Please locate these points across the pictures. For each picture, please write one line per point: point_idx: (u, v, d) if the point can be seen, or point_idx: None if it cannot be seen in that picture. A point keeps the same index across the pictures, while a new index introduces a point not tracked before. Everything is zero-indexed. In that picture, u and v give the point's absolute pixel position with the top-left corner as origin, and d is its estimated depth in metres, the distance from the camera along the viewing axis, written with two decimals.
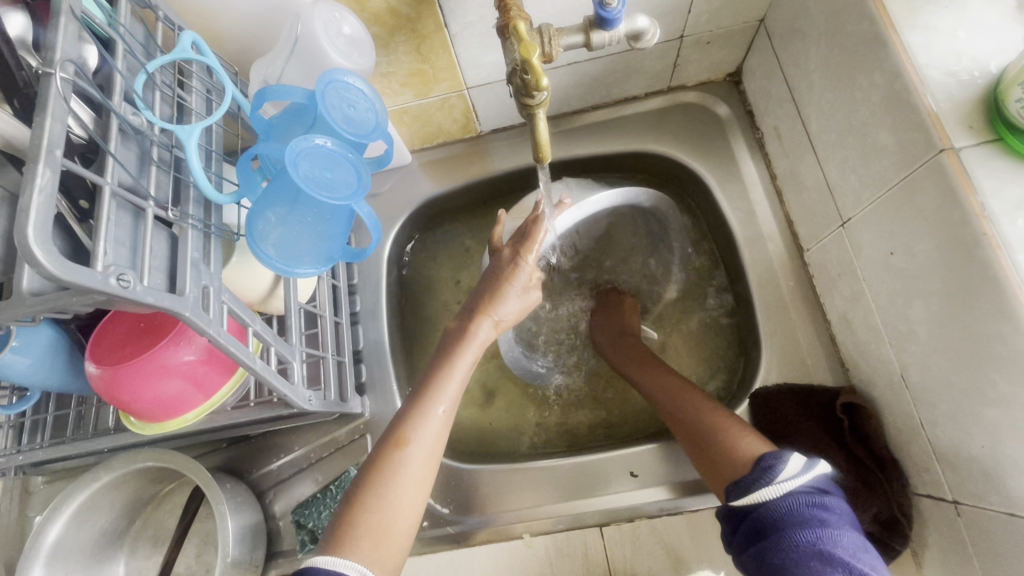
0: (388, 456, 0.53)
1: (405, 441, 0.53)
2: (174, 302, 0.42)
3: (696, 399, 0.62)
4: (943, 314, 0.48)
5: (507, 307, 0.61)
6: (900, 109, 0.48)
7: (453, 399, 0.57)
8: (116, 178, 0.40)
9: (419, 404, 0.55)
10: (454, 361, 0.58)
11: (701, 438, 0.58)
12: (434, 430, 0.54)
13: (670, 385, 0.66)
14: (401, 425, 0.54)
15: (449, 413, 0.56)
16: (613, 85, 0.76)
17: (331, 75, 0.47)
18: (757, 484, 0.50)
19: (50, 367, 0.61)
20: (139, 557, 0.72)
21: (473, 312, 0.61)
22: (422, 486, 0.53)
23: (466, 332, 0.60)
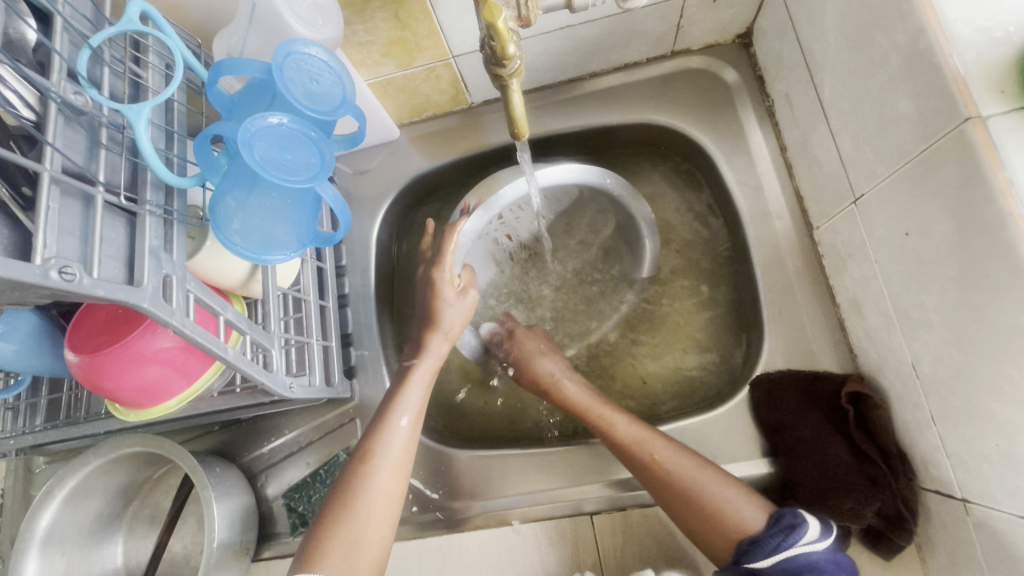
0: (356, 470, 0.56)
1: (371, 454, 0.56)
2: (130, 294, 0.40)
3: (674, 455, 0.59)
4: (959, 302, 0.44)
5: (455, 326, 0.63)
6: (922, 73, 0.43)
7: (416, 409, 0.59)
8: (58, 163, 0.38)
9: (383, 419, 0.58)
10: (413, 374, 0.61)
11: (698, 505, 0.56)
12: (400, 441, 0.57)
13: (640, 436, 0.61)
14: (367, 441, 0.57)
15: (413, 423, 0.58)
16: (611, 50, 0.70)
17: (290, 46, 0.44)
18: (782, 545, 0.52)
19: (35, 353, 0.60)
20: (136, 537, 0.72)
21: (424, 329, 0.63)
22: (393, 497, 0.56)
23: (421, 346, 0.62)
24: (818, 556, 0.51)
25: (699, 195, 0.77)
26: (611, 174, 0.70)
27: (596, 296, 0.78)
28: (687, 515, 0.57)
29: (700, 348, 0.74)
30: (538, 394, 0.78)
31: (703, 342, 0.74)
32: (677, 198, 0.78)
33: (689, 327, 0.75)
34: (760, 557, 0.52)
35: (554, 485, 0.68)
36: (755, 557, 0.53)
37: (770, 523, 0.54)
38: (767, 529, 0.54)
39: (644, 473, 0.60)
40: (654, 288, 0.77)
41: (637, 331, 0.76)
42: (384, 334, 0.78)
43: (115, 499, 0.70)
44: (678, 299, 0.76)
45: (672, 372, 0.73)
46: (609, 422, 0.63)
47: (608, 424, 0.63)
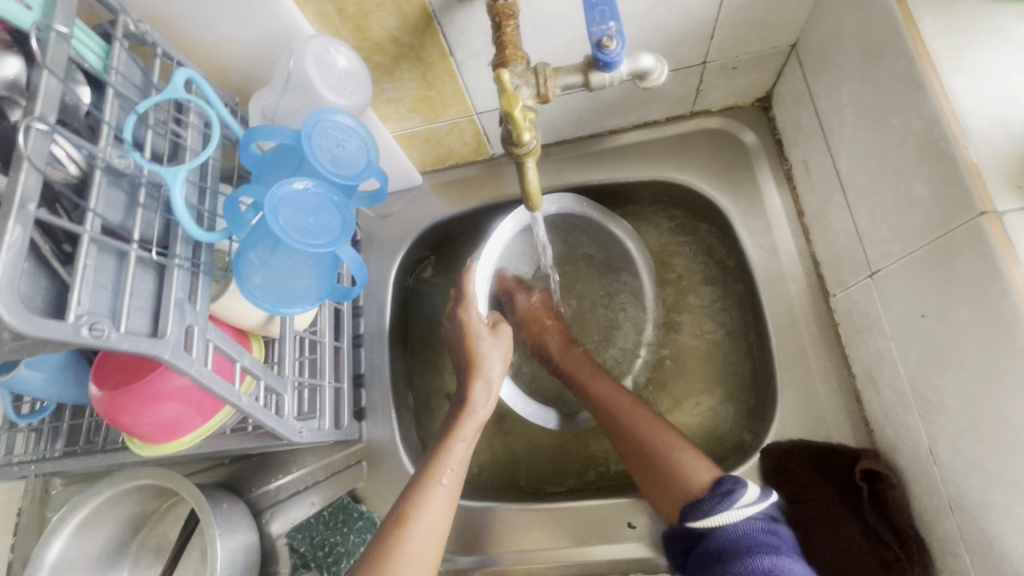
0: (389, 535, 0.55)
1: (406, 518, 0.56)
2: (152, 346, 0.42)
3: (643, 418, 0.63)
4: (976, 391, 0.43)
5: (494, 376, 0.65)
6: (936, 160, 0.43)
7: (457, 469, 0.60)
8: (98, 223, 0.40)
9: (423, 481, 0.58)
10: (458, 431, 0.62)
11: (653, 464, 0.59)
12: (437, 504, 0.57)
13: (613, 399, 0.66)
14: (403, 503, 0.57)
15: (453, 484, 0.59)
16: (632, 110, 0.72)
17: (320, 114, 0.46)
18: (717, 508, 0.53)
19: (62, 381, 0.63)
20: (142, 567, 0.73)
21: (467, 372, 0.65)
22: (423, 563, 0.55)
23: (467, 398, 0.63)
24: (752, 519, 0.51)
25: (714, 253, 0.77)
26: (591, 201, 0.74)
27: (608, 347, 0.78)
28: (642, 473, 0.61)
29: (709, 407, 0.73)
30: (549, 443, 0.78)
31: (713, 402, 0.73)
32: (692, 254, 0.79)
33: (704, 385, 0.74)
34: (701, 517, 0.53)
35: (558, 542, 0.67)
36: (694, 516, 0.54)
37: (711, 487, 0.55)
38: (707, 493, 0.55)
39: (609, 429, 0.65)
40: (666, 343, 0.77)
41: (651, 386, 0.76)
42: (396, 377, 0.79)
43: (124, 529, 0.71)
44: (690, 355, 0.75)
45: (683, 430, 0.73)
46: (586, 381, 0.69)
47: (591, 390, 0.68)
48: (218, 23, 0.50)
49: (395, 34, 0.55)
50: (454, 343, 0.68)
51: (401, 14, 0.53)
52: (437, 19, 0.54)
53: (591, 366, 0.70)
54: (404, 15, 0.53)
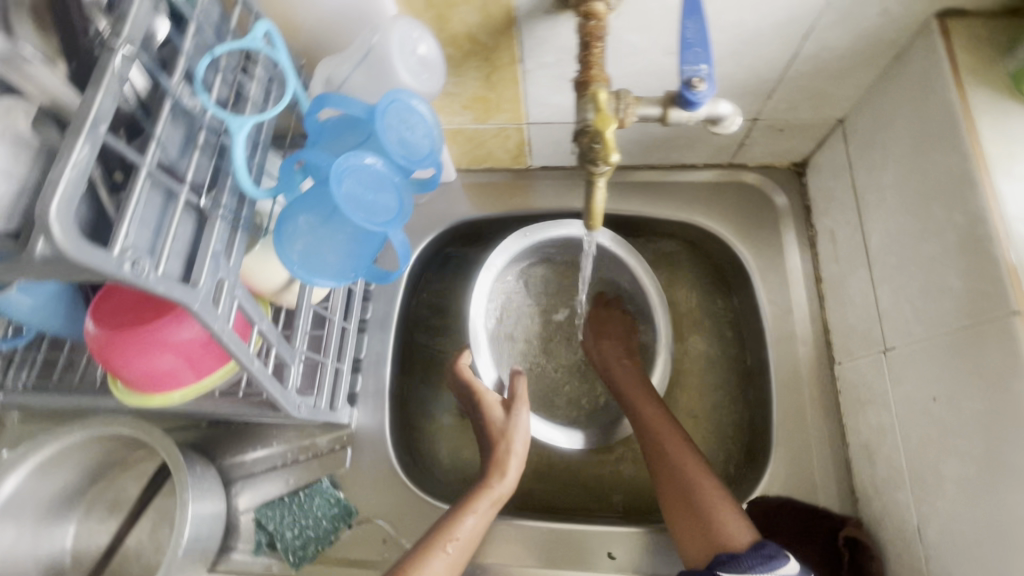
0: (417, 553, 0.57)
1: (437, 542, 0.57)
2: (185, 294, 0.40)
3: (692, 459, 0.61)
4: (980, 480, 0.45)
5: (524, 426, 0.67)
6: (975, 255, 0.46)
7: (464, 543, 0.59)
8: (156, 158, 0.39)
9: (428, 546, 0.57)
10: (497, 469, 0.64)
11: (693, 508, 0.57)
12: (435, 575, 0.55)
13: (664, 431, 0.64)
14: (403, 563, 0.56)
15: (482, 521, 0.61)
16: (675, 150, 0.73)
17: (396, 94, 0.46)
18: (755, 567, 0.50)
19: (50, 312, 0.59)
20: (92, 520, 0.69)
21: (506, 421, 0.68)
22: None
23: (494, 470, 0.64)
24: None
25: (726, 302, 0.79)
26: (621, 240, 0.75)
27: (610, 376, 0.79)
28: (675, 513, 0.59)
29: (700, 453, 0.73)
30: (534, 459, 0.78)
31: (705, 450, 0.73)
32: (704, 298, 0.80)
33: (699, 430, 0.74)
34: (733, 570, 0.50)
35: (532, 562, 0.66)
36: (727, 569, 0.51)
37: (751, 546, 0.52)
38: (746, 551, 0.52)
39: (652, 456, 0.63)
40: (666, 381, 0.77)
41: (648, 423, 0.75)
42: (394, 368, 0.77)
43: (83, 476, 0.67)
44: (689, 398, 0.76)
45: None
46: (638, 403, 0.67)
47: (644, 412, 0.66)
48: None
49: (473, 31, 0.55)
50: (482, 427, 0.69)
51: (485, 13, 0.53)
52: (517, 25, 0.54)
53: (647, 387, 0.69)
54: (487, 14, 0.53)
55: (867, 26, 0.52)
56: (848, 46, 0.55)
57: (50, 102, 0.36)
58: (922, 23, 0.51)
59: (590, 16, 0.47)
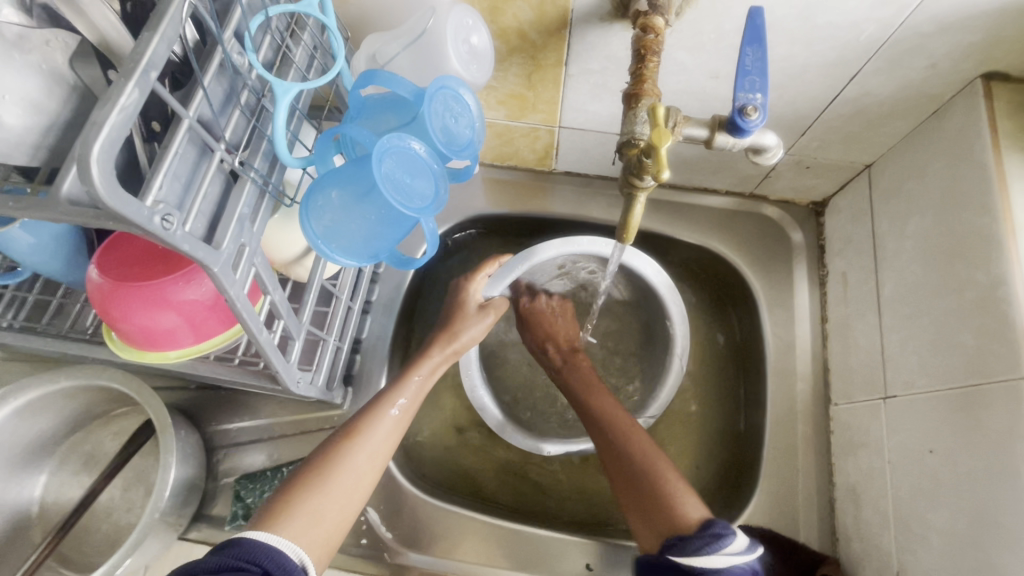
0: (337, 445, 0.54)
1: (355, 433, 0.54)
2: (208, 255, 0.39)
3: (641, 440, 0.59)
4: (967, 536, 0.46)
5: (472, 329, 0.66)
6: (992, 317, 0.47)
7: (411, 401, 0.59)
8: (198, 112, 0.38)
9: (375, 405, 0.57)
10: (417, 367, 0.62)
11: (643, 487, 0.55)
12: (387, 427, 0.56)
13: (615, 415, 0.62)
14: (356, 419, 0.56)
15: (404, 415, 0.57)
16: (700, 173, 0.73)
17: (445, 81, 0.45)
18: (704, 549, 0.47)
19: (51, 254, 0.56)
20: (65, 471, 0.68)
21: (438, 333, 0.66)
22: (361, 484, 0.53)
23: (455, 335, 0.65)
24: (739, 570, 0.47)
25: (732, 331, 0.79)
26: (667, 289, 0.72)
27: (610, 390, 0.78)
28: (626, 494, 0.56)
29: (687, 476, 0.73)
30: (521, 461, 0.77)
31: (691, 473, 0.73)
32: (708, 324, 0.80)
33: (689, 454, 0.74)
34: (683, 553, 0.48)
35: (508, 563, 0.66)
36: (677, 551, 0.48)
37: (699, 526, 0.50)
38: (696, 531, 0.49)
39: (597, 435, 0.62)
40: None
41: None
42: (392, 354, 0.76)
43: (62, 425, 0.65)
44: (683, 421, 0.76)
45: None
46: (588, 394, 0.66)
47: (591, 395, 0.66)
48: None
49: (524, 27, 0.55)
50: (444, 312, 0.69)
51: (539, 11, 0.52)
52: (570, 28, 0.54)
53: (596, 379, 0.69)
54: (542, 13, 0.53)
55: (913, 76, 0.53)
56: (891, 94, 0.55)
57: (97, 38, 0.35)
58: (967, 82, 0.52)
59: (648, 29, 0.46)
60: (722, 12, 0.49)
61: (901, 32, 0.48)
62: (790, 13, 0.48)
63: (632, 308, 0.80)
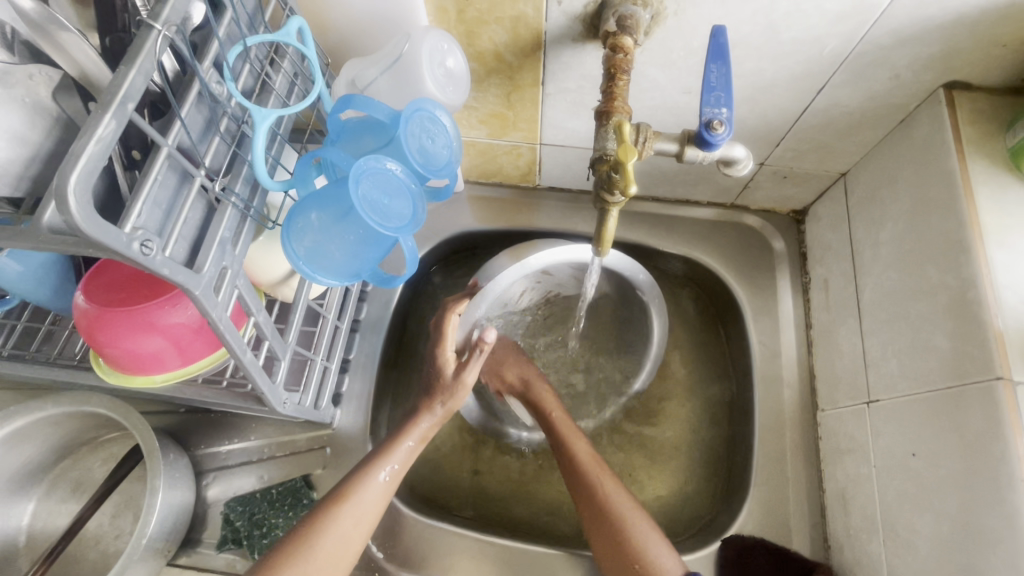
0: (325, 509, 0.55)
1: (344, 499, 0.56)
2: (188, 279, 0.39)
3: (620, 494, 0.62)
4: (952, 538, 0.46)
5: (466, 387, 0.65)
6: (965, 319, 0.47)
7: (401, 465, 0.60)
8: (177, 140, 0.38)
9: (366, 467, 0.59)
10: (407, 431, 0.63)
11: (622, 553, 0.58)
12: (376, 493, 0.58)
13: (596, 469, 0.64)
14: (345, 484, 0.57)
15: (392, 480, 0.59)
16: (680, 186, 0.75)
17: (421, 103, 0.46)
18: None
19: (38, 281, 0.57)
20: (53, 499, 0.67)
21: (424, 395, 0.65)
22: (348, 549, 0.55)
23: (431, 390, 0.65)
24: None
25: (718, 341, 0.79)
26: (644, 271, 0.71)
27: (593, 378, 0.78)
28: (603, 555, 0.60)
29: (681, 486, 0.73)
30: (513, 475, 0.77)
31: (684, 483, 0.73)
32: (696, 333, 0.80)
33: (679, 464, 0.74)
34: None
35: None
36: None
37: None
38: None
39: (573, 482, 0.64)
40: (654, 409, 0.77)
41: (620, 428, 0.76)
42: (381, 373, 0.76)
43: (49, 452, 0.65)
44: (674, 432, 0.76)
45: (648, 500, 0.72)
46: (568, 440, 0.66)
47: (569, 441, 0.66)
48: None
49: (500, 49, 0.56)
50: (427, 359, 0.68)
51: (514, 33, 0.54)
52: (544, 49, 0.56)
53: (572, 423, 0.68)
54: (516, 35, 0.54)
55: (878, 87, 0.54)
56: (859, 104, 0.57)
57: (77, 72, 0.36)
58: (930, 92, 0.54)
59: (618, 48, 0.48)
60: (689, 30, 0.50)
61: (863, 46, 0.50)
62: (755, 29, 0.49)
63: (617, 317, 0.77)
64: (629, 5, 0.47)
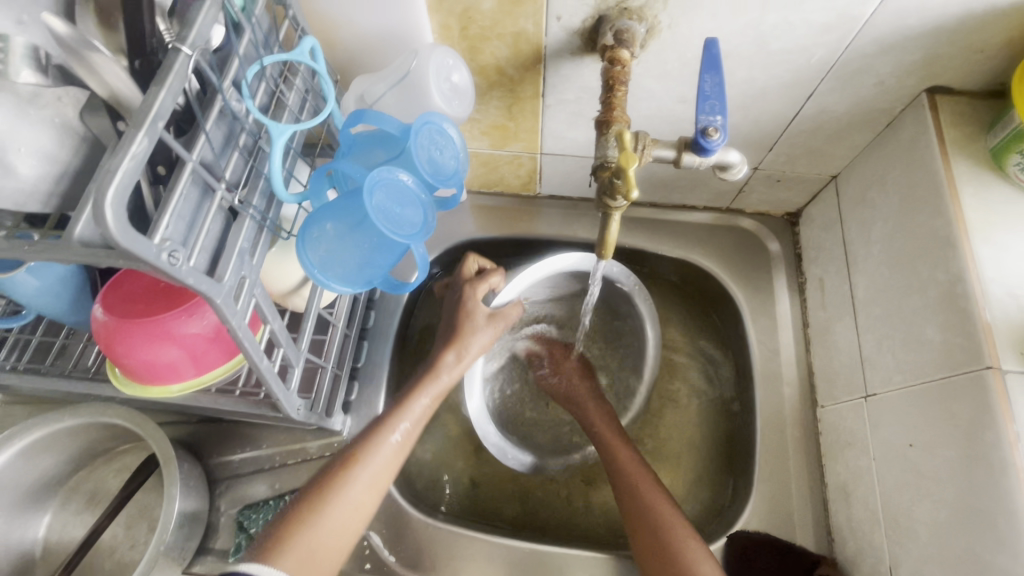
0: (336, 472, 0.55)
1: (356, 460, 0.56)
2: (211, 287, 0.41)
3: (653, 494, 0.61)
4: (950, 525, 0.48)
5: (478, 342, 0.67)
6: (954, 313, 0.49)
7: (414, 426, 0.60)
8: (200, 156, 0.40)
9: (378, 429, 0.58)
10: (421, 389, 0.63)
11: (659, 540, 0.57)
12: (386, 455, 0.57)
13: (637, 475, 0.63)
14: (357, 445, 0.57)
15: (404, 442, 0.59)
16: (677, 191, 0.77)
17: (430, 117, 0.48)
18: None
19: (56, 295, 0.58)
20: (67, 512, 0.68)
21: (445, 347, 0.66)
22: (359, 513, 0.55)
23: (435, 363, 0.65)
24: None
25: (718, 341, 0.81)
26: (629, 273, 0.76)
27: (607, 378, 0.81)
28: (644, 551, 0.58)
29: (686, 485, 0.74)
30: (520, 478, 0.78)
31: (689, 482, 0.74)
32: (696, 335, 0.82)
33: (683, 463, 0.76)
34: None
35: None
36: None
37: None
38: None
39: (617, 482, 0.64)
40: (657, 410, 0.79)
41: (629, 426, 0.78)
42: (389, 380, 0.78)
43: (65, 465, 0.66)
44: (677, 431, 0.77)
45: None
46: (613, 449, 0.67)
47: (614, 447, 0.67)
48: (350, 5, 0.53)
49: (502, 63, 0.59)
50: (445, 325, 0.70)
51: (515, 48, 0.56)
52: (545, 63, 0.58)
53: (621, 432, 0.69)
54: (517, 50, 0.57)
55: (865, 93, 0.57)
56: (846, 110, 0.59)
57: (108, 94, 0.38)
58: (913, 97, 0.56)
59: (615, 61, 0.51)
60: (682, 42, 0.53)
61: (848, 54, 0.52)
62: (745, 41, 0.52)
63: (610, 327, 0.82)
64: (625, 21, 0.50)
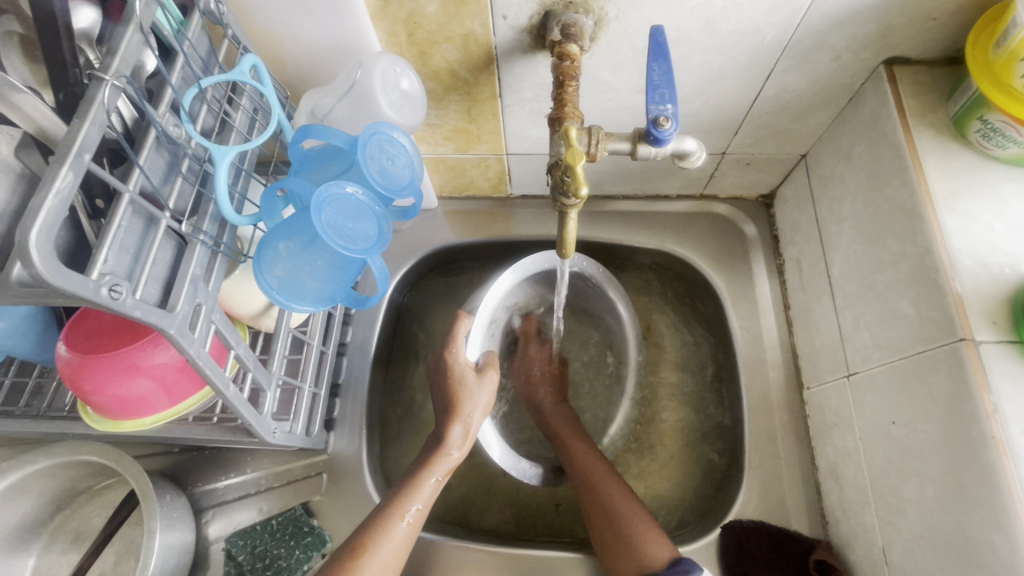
0: (343, 563, 0.53)
1: (362, 550, 0.54)
2: (162, 318, 0.40)
3: (615, 489, 0.63)
4: (938, 502, 0.47)
5: (481, 394, 0.62)
6: (926, 286, 0.49)
7: (422, 509, 0.58)
8: (138, 186, 0.39)
9: (386, 515, 0.56)
10: (431, 465, 0.60)
11: (615, 522, 0.60)
12: (395, 542, 0.55)
13: (598, 473, 0.64)
14: (363, 534, 0.55)
15: (414, 525, 0.57)
16: (649, 181, 0.76)
17: (378, 127, 0.47)
18: None
19: (22, 336, 0.57)
20: (53, 552, 0.67)
21: (447, 415, 0.62)
22: None
23: (442, 437, 0.61)
24: None
25: (701, 329, 0.80)
26: (589, 259, 0.74)
27: (593, 376, 0.80)
28: (601, 526, 0.61)
29: (678, 478, 0.73)
30: (511, 483, 0.77)
31: (682, 475, 0.73)
32: (679, 325, 0.81)
33: (673, 455, 0.75)
34: None
35: None
36: None
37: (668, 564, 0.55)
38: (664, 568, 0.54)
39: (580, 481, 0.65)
40: (645, 405, 0.78)
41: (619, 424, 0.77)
42: (372, 394, 0.77)
43: (46, 505, 0.65)
44: (665, 424, 0.77)
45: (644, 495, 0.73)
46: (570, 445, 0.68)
47: (570, 445, 0.68)
48: (291, 20, 0.52)
49: (454, 67, 0.58)
50: (438, 394, 0.65)
51: (465, 49, 0.55)
52: (497, 63, 0.57)
53: (576, 426, 0.70)
54: (468, 52, 0.56)
55: (823, 70, 0.56)
56: (806, 88, 0.58)
57: (34, 129, 0.37)
58: (872, 69, 0.56)
59: (564, 56, 0.50)
60: (633, 32, 0.52)
61: (801, 31, 0.52)
62: (696, 26, 0.51)
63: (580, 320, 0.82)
64: (571, 14, 0.49)
